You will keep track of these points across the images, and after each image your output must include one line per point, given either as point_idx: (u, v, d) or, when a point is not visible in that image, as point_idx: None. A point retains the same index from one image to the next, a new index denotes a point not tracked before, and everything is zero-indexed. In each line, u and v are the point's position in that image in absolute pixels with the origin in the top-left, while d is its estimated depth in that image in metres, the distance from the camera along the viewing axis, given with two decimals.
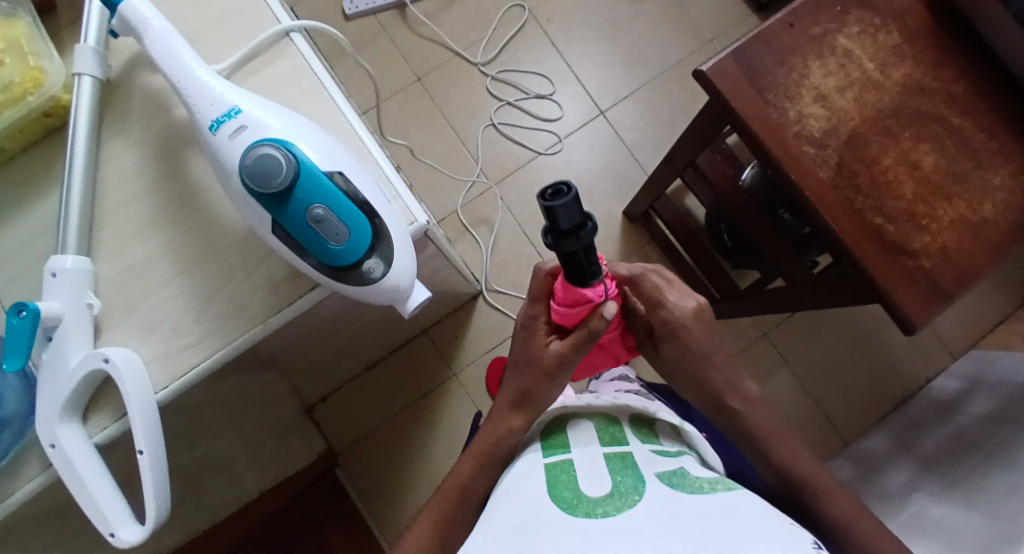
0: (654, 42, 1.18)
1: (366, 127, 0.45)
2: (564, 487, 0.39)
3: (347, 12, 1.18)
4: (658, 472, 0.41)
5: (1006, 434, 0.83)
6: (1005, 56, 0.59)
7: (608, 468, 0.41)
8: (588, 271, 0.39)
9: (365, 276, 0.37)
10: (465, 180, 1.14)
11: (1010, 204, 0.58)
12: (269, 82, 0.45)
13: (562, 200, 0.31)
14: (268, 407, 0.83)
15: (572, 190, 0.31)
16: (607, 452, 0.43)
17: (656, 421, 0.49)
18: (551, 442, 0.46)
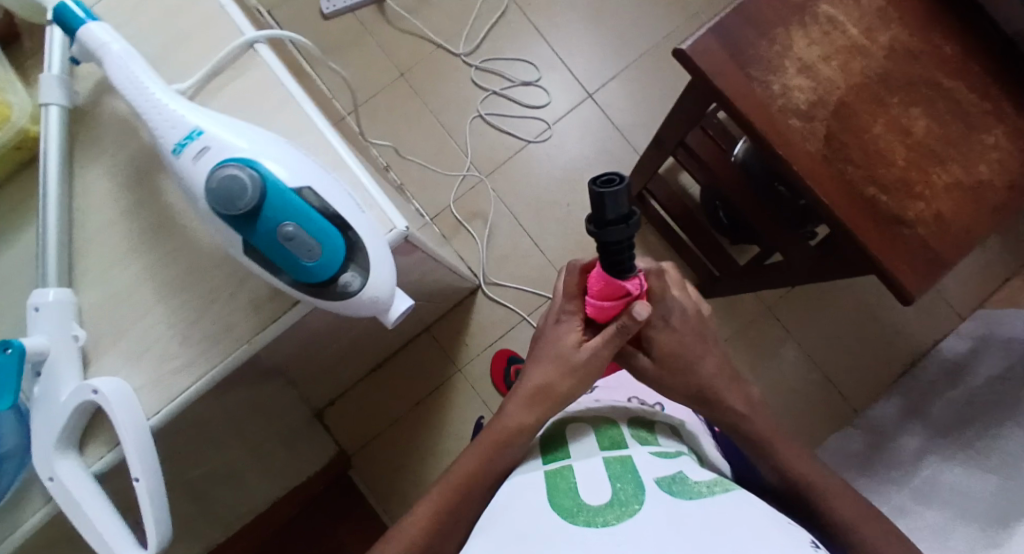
0: (638, 19, 1.15)
1: (339, 137, 0.44)
2: (564, 495, 0.39)
3: (325, 12, 1.16)
4: (658, 477, 0.40)
5: (1018, 396, 0.82)
6: (994, 13, 0.57)
7: (608, 474, 0.41)
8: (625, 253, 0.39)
9: (343, 290, 0.36)
10: (457, 174, 1.13)
11: (1005, 165, 0.57)
12: (237, 97, 0.44)
13: (613, 186, 0.35)
14: (275, 417, 0.83)
15: (624, 177, 0.35)
16: (606, 457, 0.43)
17: (657, 424, 0.50)
18: (551, 451, 0.46)
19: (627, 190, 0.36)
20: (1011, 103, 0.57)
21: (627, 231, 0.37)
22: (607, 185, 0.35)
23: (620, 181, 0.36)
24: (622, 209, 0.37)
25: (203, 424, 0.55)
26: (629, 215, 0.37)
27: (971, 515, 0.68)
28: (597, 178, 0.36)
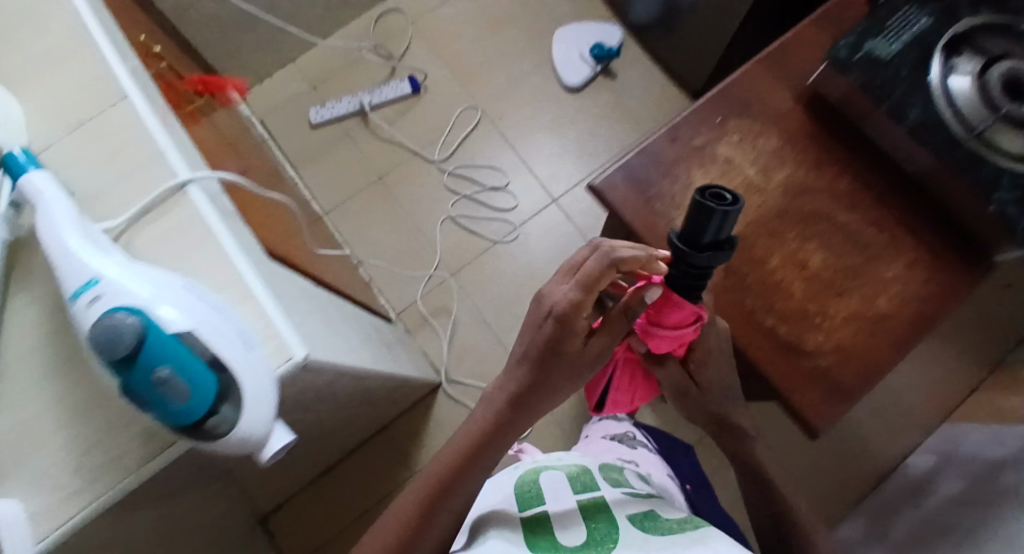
0: (600, 134, 1.26)
1: (253, 274, 0.47)
2: (542, 536, 0.56)
3: (313, 121, 1.26)
4: (630, 514, 0.59)
5: (979, 519, 0.81)
6: (890, 152, 0.60)
7: (581, 514, 0.59)
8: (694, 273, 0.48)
9: (215, 429, 0.39)
10: (424, 273, 1.18)
11: (906, 295, 0.59)
12: (162, 234, 0.48)
13: (726, 210, 0.40)
14: (228, 518, 0.85)
15: (740, 205, 0.40)
16: (581, 501, 0.61)
17: (623, 472, 0.73)
18: (532, 501, 0.62)
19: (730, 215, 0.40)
20: (912, 235, 0.59)
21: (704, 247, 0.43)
22: (712, 205, 0.39)
23: (730, 204, 0.40)
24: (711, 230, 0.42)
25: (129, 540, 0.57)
26: (721, 241, 0.43)
27: None
28: (709, 189, 0.41)
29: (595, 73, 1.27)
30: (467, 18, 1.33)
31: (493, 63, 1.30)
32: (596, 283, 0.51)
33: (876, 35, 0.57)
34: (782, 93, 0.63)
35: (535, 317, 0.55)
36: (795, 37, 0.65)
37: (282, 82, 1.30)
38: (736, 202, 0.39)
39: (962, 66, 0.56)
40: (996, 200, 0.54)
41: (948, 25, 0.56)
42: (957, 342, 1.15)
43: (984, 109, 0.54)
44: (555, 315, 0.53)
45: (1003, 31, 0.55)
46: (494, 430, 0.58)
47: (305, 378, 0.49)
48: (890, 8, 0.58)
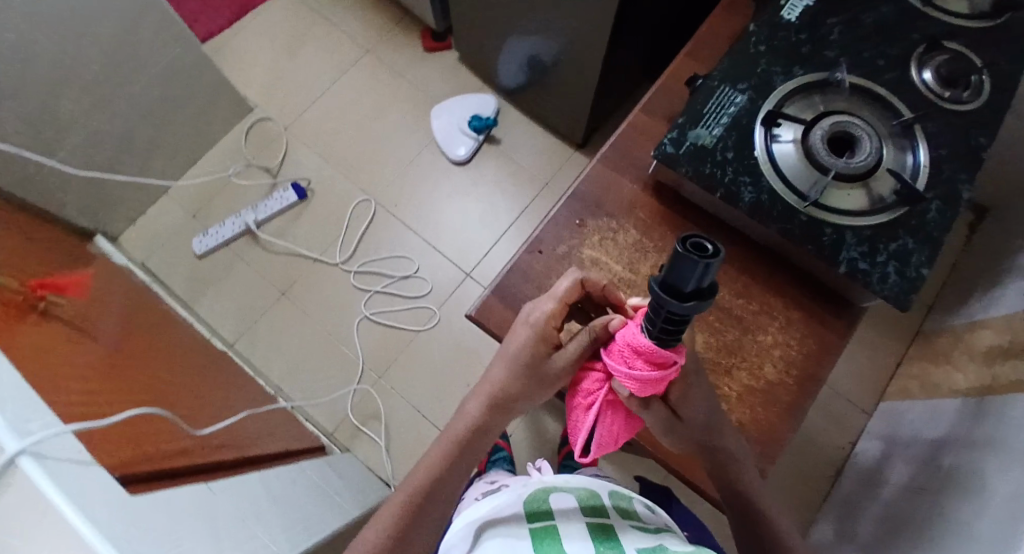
0: (497, 197, 1.26)
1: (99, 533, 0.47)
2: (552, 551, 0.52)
3: (199, 251, 1.22)
4: (639, 548, 0.53)
5: (927, 505, 0.81)
6: (736, 227, 0.63)
7: (592, 537, 0.54)
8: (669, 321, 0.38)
9: None
10: (349, 386, 1.15)
11: (789, 359, 0.60)
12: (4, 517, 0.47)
13: (695, 260, 0.30)
14: None
15: (717, 255, 0.30)
16: (592, 525, 0.55)
17: (634, 500, 0.65)
18: (537, 510, 0.58)
19: (711, 269, 0.31)
20: (778, 297, 0.61)
21: (686, 305, 0.34)
22: (695, 258, 0.30)
23: (710, 257, 0.31)
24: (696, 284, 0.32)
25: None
26: (703, 289, 0.33)
27: None
28: (690, 238, 0.31)
29: (479, 141, 1.27)
30: (339, 113, 1.32)
31: (376, 152, 1.29)
32: (564, 300, 0.55)
33: (698, 123, 0.61)
34: (628, 185, 0.66)
35: (514, 336, 0.56)
36: (628, 130, 0.68)
37: (158, 218, 1.26)
38: (718, 255, 0.30)
39: (785, 134, 0.60)
40: (844, 260, 0.57)
41: (761, 103, 0.61)
42: (875, 321, 1.17)
43: (813, 173, 0.58)
44: (530, 329, 0.55)
45: (809, 103, 0.61)
46: (480, 433, 0.58)
47: None
48: (704, 95, 0.62)
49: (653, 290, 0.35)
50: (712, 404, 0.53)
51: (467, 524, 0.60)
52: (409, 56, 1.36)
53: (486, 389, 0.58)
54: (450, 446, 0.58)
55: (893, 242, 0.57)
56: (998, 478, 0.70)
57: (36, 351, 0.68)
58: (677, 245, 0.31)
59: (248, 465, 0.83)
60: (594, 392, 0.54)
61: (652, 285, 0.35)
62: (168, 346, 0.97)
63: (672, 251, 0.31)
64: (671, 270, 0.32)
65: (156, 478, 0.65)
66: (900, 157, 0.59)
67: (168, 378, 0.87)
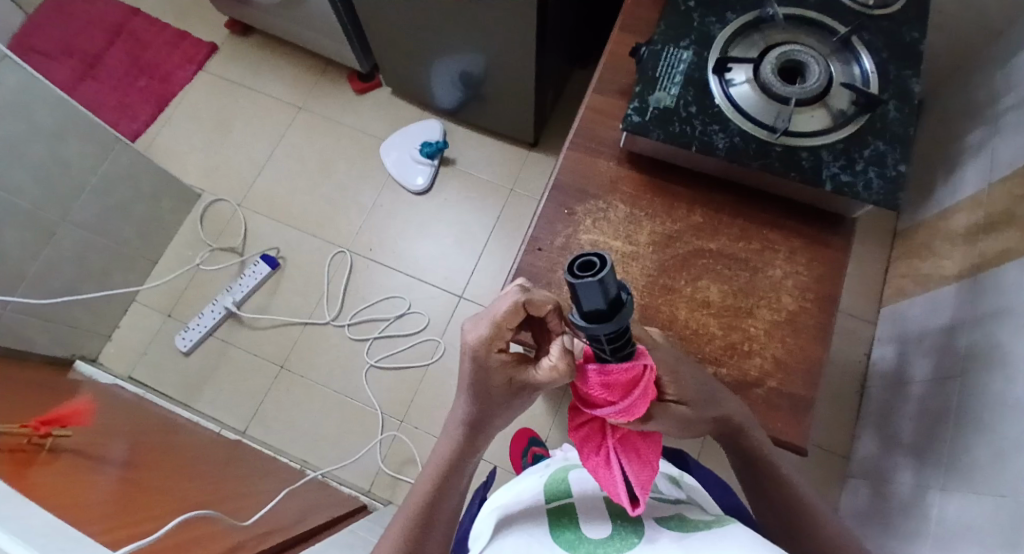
0: (468, 214, 1.26)
1: None
2: (565, 528, 0.51)
3: (183, 349, 1.19)
4: (658, 518, 0.51)
5: (960, 391, 0.83)
6: (716, 175, 0.65)
7: (608, 512, 0.52)
8: (612, 342, 0.36)
9: None
10: (374, 439, 1.13)
11: (802, 285, 0.62)
12: None
13: (583, 279, 0.29)
14: None
15: (606, 263, 0.29)
16: (609, 499, 0.54)
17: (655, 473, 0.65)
18: (554, 488, 0.58)
19: (609, 278, 0.30)
20: (775, 230, 0.64)
21: (615, 319, 0.32)
22: (590, 278, 0.29)
23: (600, 269, 0.30)
24: (608, 298, 0.31)
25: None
26: (616, 298, 0.31)
27: (984, 546, 0.68)
28: (574, 264, 0.30)
29: (434, 167, 1.28)
30: (289, 175, 1.31)
31: (336, 204, 1.28)
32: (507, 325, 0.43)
33: (655, 87, 0.63)
34: (605, 164, 0.67)
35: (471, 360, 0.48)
36: (589, 112, 0.69)
37: (133, 328, 1.22)
38: (604, 264, 0.29)
39: (737, 76, 0.62)
40: (828, 178, 0.59)
41: (707, 54, 0.63)
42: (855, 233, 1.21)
43: (774, 105, 0.61)
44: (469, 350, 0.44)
45: (750, 44, 0.63)
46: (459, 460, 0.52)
47: None
48: (653, 61, 0.64)
49: (577, 326, 0.33)
50: None
51: (494, 510, 0.60)
52: (342, 103, 1.35)
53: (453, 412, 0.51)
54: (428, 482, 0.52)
55: (866, 149, 0.59)
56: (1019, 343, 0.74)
57: (56, 491, 0.66)
58: (568, 277, 0.30)
59: (295, 545, 0.80)
60: (602, 441, 0.45)
61: (575, 320, 0.33)
62: (181, 451, 0.93)
63: (567, 285, 0.30)
64: (579, 297, 0.31)
65: None
66: (847, 70, 0.62)
67: (190, 481, 0.84)
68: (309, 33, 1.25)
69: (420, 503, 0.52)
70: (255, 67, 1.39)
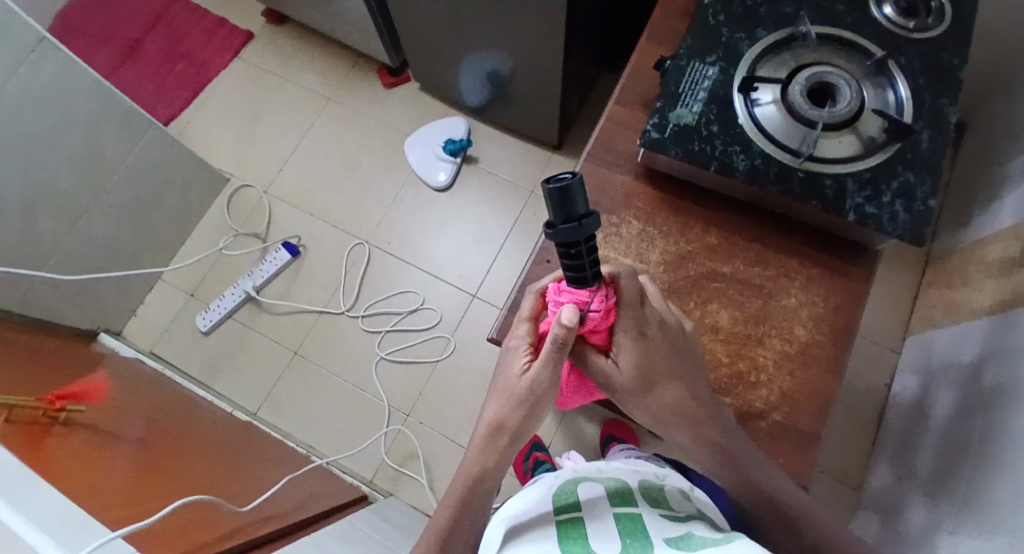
0: (487, 213, 1.26)
1: None
2: (575, 543, 0.47)
3: (204, 329, 1.22)
4: (668, 538, 0.47)
5: (979, 431, 0.80)
6: (735, 195, 0.63)
7: (618, 531, 0.48)
8: (578, 260, 0.41)
9: None
10: (380, 431, 1.15)
11: (817, 316, 0.60)
12: None
13: (557, 188, 0.36)
14: None
15: (576, 176, 0.36)
16: (619, 518, 0.50)
17: (666, 488, 0.58)
18: (562, 499, 0.54)
19: (576, 191, 0.36)
20: (793, 257, 0.62)
21: (583, 232, 0.38)
22: (563, 183, 0.36)
23: (571, 182, 0.36)
24: (579, 207, 0.37)
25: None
26: (582, 213, 0.37)
27: None
28: (550, 178, 0.37)
29: (457, 164, 1.28)
30: (314, 165, 1.32)
31: (359, 195, 1.29)
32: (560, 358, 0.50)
33: (677, 104, 0.61)
34: (621, 177, 0.66)
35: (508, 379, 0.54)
36: (608, 123, 0.68)
37: (158, 306, 1.25)
38: (573, 176, 0.36)
39: (764, 96, 0.60)
40: (851, 208, 0.57)
41: (734, 71, 0.61)
42: (884, 258, 1.17)
43: (800, 128, 0.58)
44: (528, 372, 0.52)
45: (779, 62, 0.61)
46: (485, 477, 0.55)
47: None
48: (676, 75, 0.62)
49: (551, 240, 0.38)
50: None
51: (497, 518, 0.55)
52: (370, 96, 1.36)
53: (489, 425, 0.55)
54: (454, 501, 0.55)
55: (895, 179, 0.57)
56: None
57: (68, 465, 0.68)
58: (545, 187, 0.36)
59: (296, 530, 0.82)
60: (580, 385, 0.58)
61: (552, 235, 0.38)
62: (194, 430, 0.96)
63: (545, 193, 0.36)
64: (556, 207, 0.37)
65: None
66: (881, 96, 0.60)
67: (200, 461, 0.86)
68: (341, 25, 1.26)
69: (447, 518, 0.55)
70: (288, 56, 1.41)
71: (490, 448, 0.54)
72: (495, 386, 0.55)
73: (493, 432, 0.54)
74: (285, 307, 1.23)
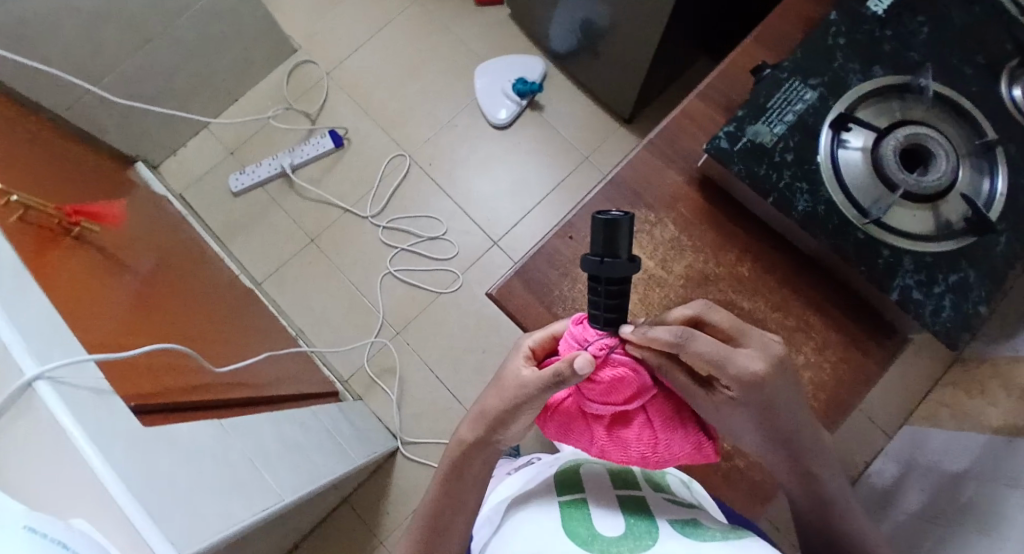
0: (535, 164, 1.22)
1: (108, 466, 0.46)
2: (578, 522, 0.47)
3: (234, 189, 1.22)
4: (672, 519, 0.47)
5: (936, 539, 0.78)
6: (783, 232, 0.59)
7: (621, 513, 0.48)
8: (608, 299, 0.43)
9: None
10: (367, 339, 1.16)
11: (819, 382, 0.57)
12: (16, 440, 0.48)
13: (606, 219, 0.38)
14: None
15: (628, 215, 0.38)
16: (622, 501, 0.50)
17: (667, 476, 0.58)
18: (565, 480, 0.54)
19: (624, 228, 0.38)
20: (818, 314, 0.58)
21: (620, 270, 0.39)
22: (612, 216, 0.38)
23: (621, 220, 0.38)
24: (622, 246, 0.39)
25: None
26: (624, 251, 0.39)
27: None
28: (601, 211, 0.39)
29: (522, 107, 1.23)
30: (382, 63, 1.28)
31: (415, 107, 1.26)
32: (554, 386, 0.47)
33: (759, 119, 0.56)
34: (674, 176, 0.62)
35: (501, 386, 0.52)
36: (681, 115, 0.63)
37: (197, 152, 1.26)
38: (625, 214, 0.38)
39: (854, 141, 0.55)
40: (898, 287, 0.53)
41: (832, 102, 0.56)
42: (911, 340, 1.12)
43: (878, 187, 0.54)
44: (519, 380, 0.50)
45: (884, 109, 0.56)
46: (459, 468, 0.54)
47: None
48: (770, 88, 0.57)
49: (587, 269, 0.40)
50: (738, 420, 0.50)
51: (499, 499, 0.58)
52: (457, 11, 1.30)
53: (472, 429, 0.54)
54: (435, 490, 0.56)
55: (954, 273, 0.53)
56: (1010, 516, 0.68)
57: (72, 274, 0.67)
58: (595, 217, 0.38)
59: (263, 404, 0.83)
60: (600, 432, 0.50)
61: (585, 262, 0.40)
62: (196, 282, 0.97)
63: (593, 223, 0.38)
64: (600, 236, 0.39)
65: (175, 409, 0.64)
66: (975, 181, 0.55)
67: (193, 313, 0.87)
68: None
69: (428, 507, 0.56)
70: None
71: (473, 434, 0.54)
72: (495, 382, 0.53)
73: (477, 433, 0.53)
74: (313, 193, 1.22)
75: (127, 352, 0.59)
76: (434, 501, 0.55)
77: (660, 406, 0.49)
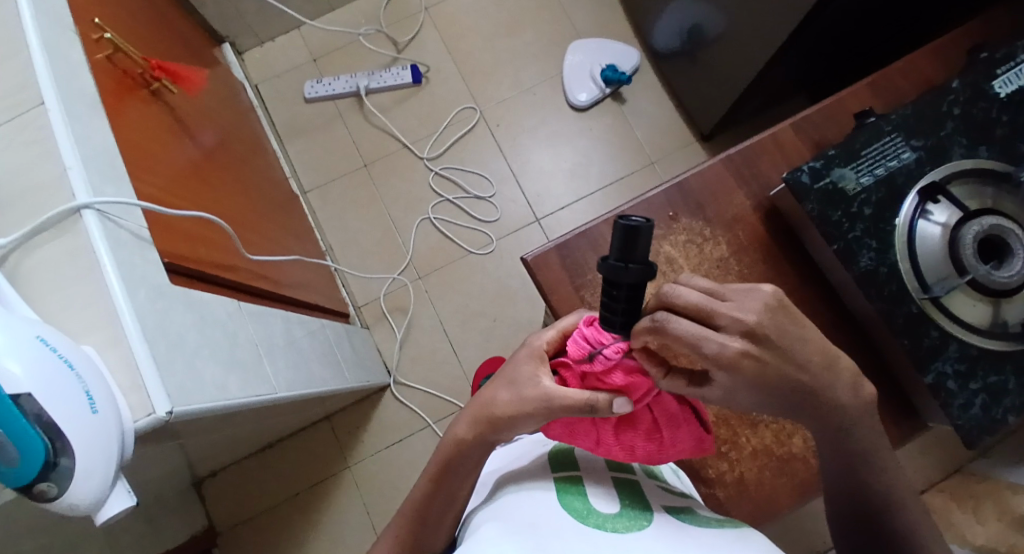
0: (599, 155, 1.21)
1: (128, 309, 0.47)
2: (575, 497, 0.46)
3: (307, 95, 1.23)
4: (665, 505, 0.47)
5: None
6: (833, 284, 0.58)
7: (617, 492, 0.48)
8: (623, 306, 0.39)
9: (43, 494, 0.44)
10: (389, 274, 1.17)
11: None
12: (48, 260, 0.49)
13: (623, 225, 0.34)
14: (160, 494, 0.86)
15: (649, 222, 0.34)
16: (617, 482, 0.50)
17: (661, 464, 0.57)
18: (560, 456, 0.53)
19: (644, 235, 0.34)
20: None
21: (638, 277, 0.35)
22: (632, 222, 0.34)
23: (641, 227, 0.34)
24: (642, 252, 0.35)
25: (15, 543, 0.58)
26: (645, 259, 0.35)
27: None
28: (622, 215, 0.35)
29: (604, 95, 1.21)
30: (480, 13, 1.27)
31: (500, 66, 1.25)
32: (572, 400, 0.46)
33: (849, 164, 0.54)
34: (742, 198, 0.60)
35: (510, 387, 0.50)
36: (767, 140, 0.61)
37: (282, 49, 1.27)
38: (646, 220, 0.34)
39: (938, 214, 0.53)
40: (934, 370, 0.51)
41: (928, 169, 0.54)
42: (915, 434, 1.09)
43: (947, 266, 0.53)
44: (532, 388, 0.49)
45: (977, 191, 0.54)
46: (451, 469, 0.52)
47: (159, 431, 0.50)
48: (870, 136, 0.55)
49: (603, 275, 0.36)
50: None
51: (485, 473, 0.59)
52: None
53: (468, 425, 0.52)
54: (419, 487, 0.54)
55: (995, 374, 0.51)
56: None
57: (141, 125, 0.68)
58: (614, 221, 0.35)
59: (279, 302, 0.84)
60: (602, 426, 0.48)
61: (600, 269, 0.36)
62: (248, 171, 0.98)
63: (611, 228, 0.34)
64: (617, 243, 0.35)
65: (201, 278, 0.65)
66: None
67: (238, 198, 0.88)
68: None
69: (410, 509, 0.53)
70: None
71: (469, 428, 0.51)
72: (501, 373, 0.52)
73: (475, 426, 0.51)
74: (378, 121, 1.23)
75: (170, 211, 0.60)
76: (416, 500, 0.53)
77: (665, 403, 0.48)
